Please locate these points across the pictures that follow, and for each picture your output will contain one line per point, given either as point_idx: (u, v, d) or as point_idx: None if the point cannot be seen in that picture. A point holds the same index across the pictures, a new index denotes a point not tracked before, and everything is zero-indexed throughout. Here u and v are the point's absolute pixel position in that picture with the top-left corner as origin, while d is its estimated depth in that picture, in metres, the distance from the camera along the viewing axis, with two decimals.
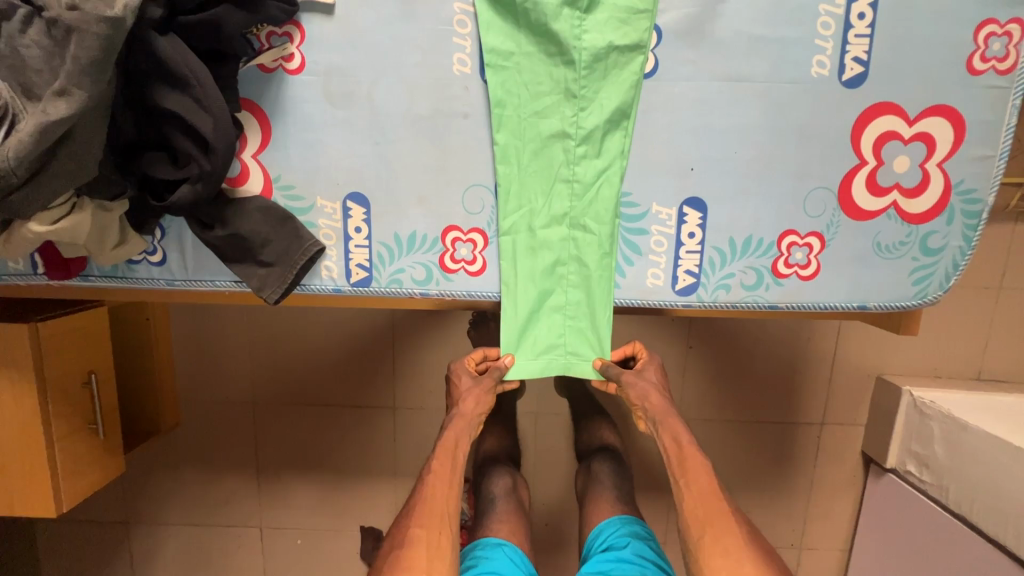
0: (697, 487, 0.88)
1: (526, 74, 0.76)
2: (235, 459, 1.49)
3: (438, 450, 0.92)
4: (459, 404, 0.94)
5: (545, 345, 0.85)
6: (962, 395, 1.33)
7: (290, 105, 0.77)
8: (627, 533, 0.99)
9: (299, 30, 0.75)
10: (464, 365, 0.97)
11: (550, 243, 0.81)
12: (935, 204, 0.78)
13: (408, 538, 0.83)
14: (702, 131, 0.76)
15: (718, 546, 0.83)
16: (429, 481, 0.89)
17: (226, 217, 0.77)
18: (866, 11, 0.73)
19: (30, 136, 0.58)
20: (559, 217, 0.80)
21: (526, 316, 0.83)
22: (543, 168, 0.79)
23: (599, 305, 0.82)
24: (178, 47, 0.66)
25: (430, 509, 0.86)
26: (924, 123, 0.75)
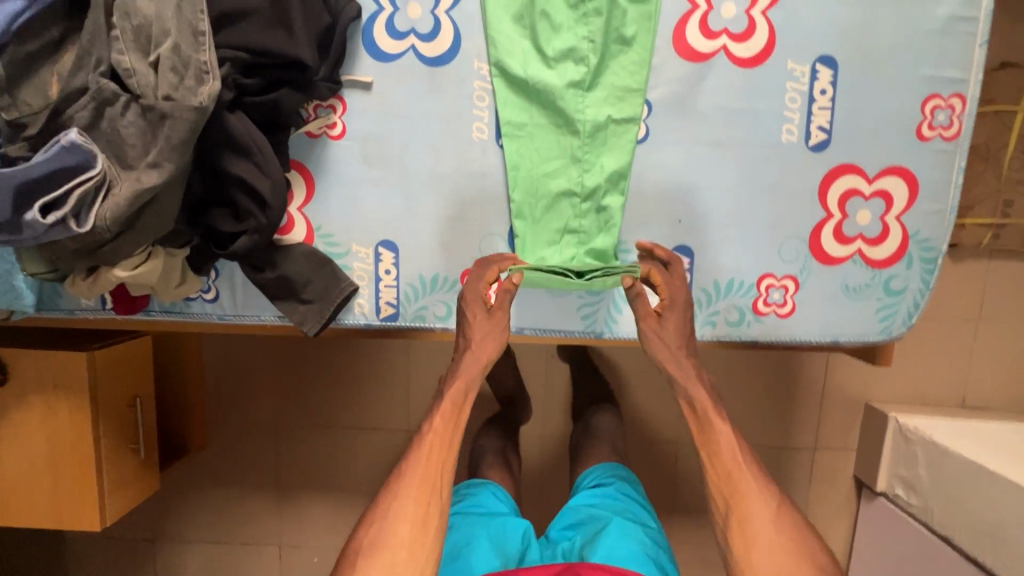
0: (723, 466, 0.80)
1: (539, 141, 0.88)
2: (259, 479, 1.57)
3: (445, 404, 0.84)
4: (473, 343, 0.87)
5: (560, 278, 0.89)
6: (946, 421, 1.40)
7: (331, 165, 0.90)
8: (613, 475, 1.12)
9: (341, 103, 0.88)
10: (478, 296, 0.86)
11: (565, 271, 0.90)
12: (896, 250, 0.88)
13: (393, 510, 0.77)
14: (689, 188, 0.88)
15: (745, 525, 0.77)
16: (424, 443, 0.81)
17: (275, 261, 0.89)
18: (827, 87, 0.85)
19: (126, 200, 0.71)
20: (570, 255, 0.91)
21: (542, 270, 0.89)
22: (553, 219, 0.90)
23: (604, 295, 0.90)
24: (243, 127, 0.78)
25: (420, 478, 0.79)
26: (881, 181, 0.87)
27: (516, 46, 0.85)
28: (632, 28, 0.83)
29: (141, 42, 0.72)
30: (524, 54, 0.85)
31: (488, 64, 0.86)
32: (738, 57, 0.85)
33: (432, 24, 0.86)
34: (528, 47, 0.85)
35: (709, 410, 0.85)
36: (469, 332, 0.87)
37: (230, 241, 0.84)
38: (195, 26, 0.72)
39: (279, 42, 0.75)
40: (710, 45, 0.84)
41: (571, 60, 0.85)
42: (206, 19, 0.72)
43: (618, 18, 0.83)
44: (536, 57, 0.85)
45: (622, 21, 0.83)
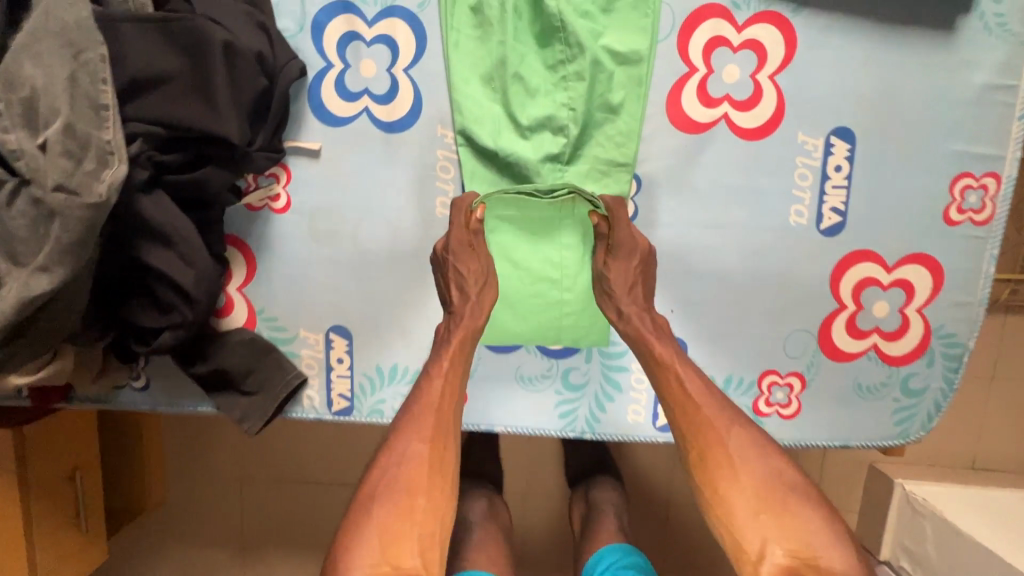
0: (687, 406, 0.68)
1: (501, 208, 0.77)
2: (221, 540, 1.47)
3: (452, 345, 0.71)
4: (464, 280, 0.73)
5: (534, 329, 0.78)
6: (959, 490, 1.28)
7: (275, 242, 0.79)
8: (628, 561, 0.86)
9: (285, 171, 0.77)
10: (458, 240, 0.73)
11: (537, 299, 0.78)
12: (916, 346, 0.78)
13: (401, 456, 0.65)
14: (682, 274, 0.77)
15: (717, 463, 0.65)
16: (425, 388, 0.69)
17: (208, 353, 0.78)
18: (843, 163, 0.74)
19: (12, 307, 0.60)
20: (544, 280, 0.79)
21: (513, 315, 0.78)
22: (520, 255, 0.78)
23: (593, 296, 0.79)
24: (160, 211, 0.66)
25: (430, 425, 0.67)
26: (902, 270, 0.76)
27: (485, 112, 0.73)
28: (620, 94, 0.72)
29: (30, 118, 0.59)
30: (494, 122, 0.74)
31: (454, 132, 0.74)
32: (741, 128, 0.73)
33: (388, 84, 0.74)
34: (499, 113, 0.74)
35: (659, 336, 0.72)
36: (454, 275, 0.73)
37: (151, 336, 0.72)
38: (94, 99, 0.60)
39: (201, 117, 0.64)
40: (710, 114, 0.73)
41: (549, 129, 0.74)
42: (109, 90, 0.60)
43: (603, 82, 0.72)
44: (508, 124, 0.74)
45: (607, 85, 0.72)
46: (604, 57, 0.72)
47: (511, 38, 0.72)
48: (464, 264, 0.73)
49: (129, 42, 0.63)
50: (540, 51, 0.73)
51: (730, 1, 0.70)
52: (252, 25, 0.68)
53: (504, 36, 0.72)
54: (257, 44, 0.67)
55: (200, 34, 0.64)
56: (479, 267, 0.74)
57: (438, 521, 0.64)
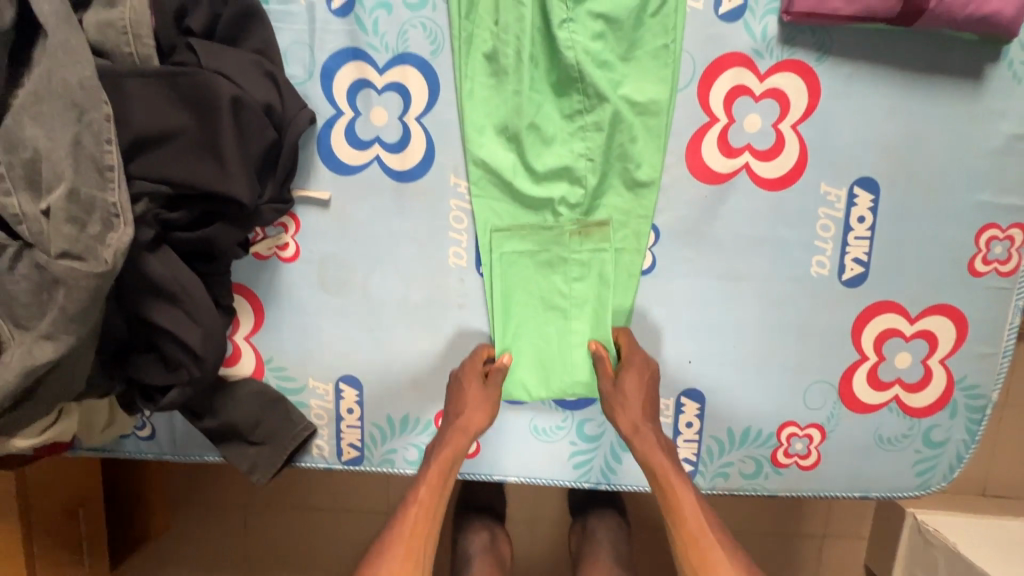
0: (690, 530, 0.65)
1: (509, 245, 0.73)
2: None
3: (431, 474, 0.70)
4: (457, 415, 0.72)
5: (542, 371, 0.76)
6: (983, 520, 1.18)
7: (283, 291, 0.77)
8: None
9: (294, 221, 0.75)
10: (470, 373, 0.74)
11: (546, 331, 0.76)
12: (938, 397, 0.76)
13: None
14: (700, 325, 0.75)
15: None
16: (401, 518, 0.67)
17: (217, 407, 0.76)
18: (866, 214, 0.72)
19: (15, 375, 0.58)
20: (554, 313, 0.75)
21: (521, 361, 0.76)
22: (532, 282, 0.75)
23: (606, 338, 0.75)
24: (167, 269, 0.65)
25: (400, 564, 0.64)
26: (925, 321, 0.74)
27: (500, 161, 0.72)
28: (639, 145, 0.70)
29: (33, 180, 0.57)
30: (509, 171, 0.72)
31: (468, 179, 0.73)
32: (762, 178, 0.71)
33: (400, 132, 0.72)
34: (515, 162, 0.72)
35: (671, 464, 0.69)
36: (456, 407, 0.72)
37: (159, 393, 0.70)
38: (99, 160, 0.58)
39: (209, 175, 0.62)
40: (730, 164, 0.71)
41: (565, 179, 0.72)
42: (115, 151, 0.59)
43: (623, 131, 0.70)
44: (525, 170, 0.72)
45: (626, 136, 0.70)
46: (622, 106, 0.70)
47: (527, 86, 0.70)
48: (458, 394, 0.73)
49: (136, 99, 0.61)
50: (556, 100, 0.71)
51: (753, 50, 0.68)
52: (261, 75, 0.66)
53: (519, 85, 0.70)
54: (265, 96, 0.65)
55: (208, 90, 0.62)
56: (481, 394, 0.73)
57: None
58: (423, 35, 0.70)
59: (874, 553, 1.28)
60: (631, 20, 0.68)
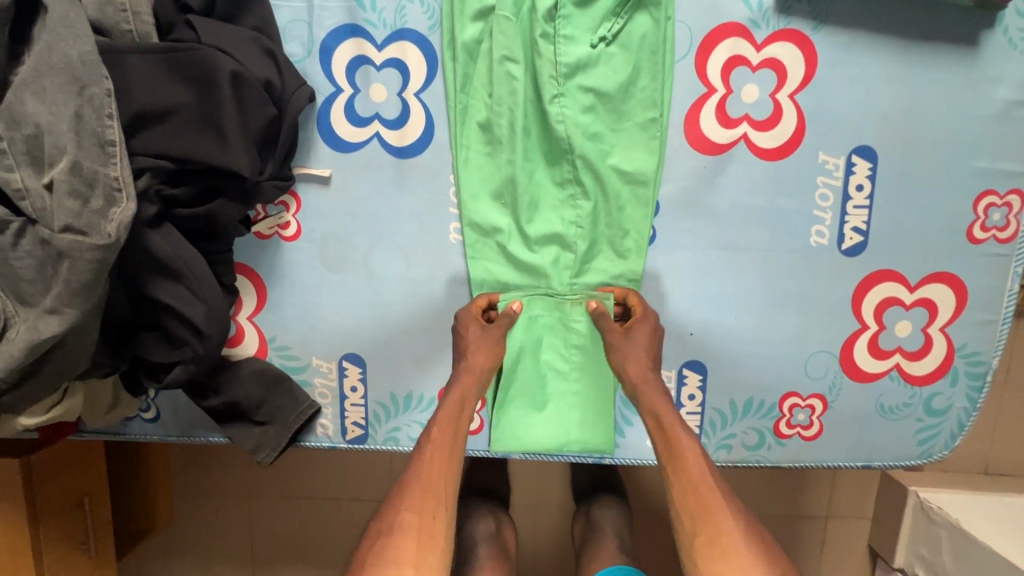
0: (689, 482, 0.62)
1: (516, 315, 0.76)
2: (222, 567, 1.30)
3: (444, 410, 0.67)
4: (466, 358, 0.72)
5: (544, 424, 0.77)
6: (987, 497, 1.18)
7: (285, 269, 0.77)
8: None
9: (295, 199, 0.75)
10: (471, 318, 0.73)
11: (542, 391, 0.78)
12: (939, 366, 0.77)
13: (393, 527, 0.59)
14: (701, 298, 0.76)
15: (716, 548, 0.58)
16: (424, 455, 0.64)
17: (220, 385, 0.76)
18: (864, 182, 0.72)
19: (20, 351, 0.58)
20: (553, 376, 0.77)
21: (521, 415, 0.78)
22: (529, 343, 0.77)
23: (605, 398, 0.77)
24: (169, 244, 0.65)
25: (423, 489, 0.61)
26: (925, 289, 0.75)
27: (494, 227, 0.74)
28: (625, 200, 0.73)
29: (35, 156, 0.57)
30: (502, 235, 0.74)
31: (463, 239, 0.75)
32: (761, 148, 0.72)
33: (399, 109, 0.72)
34: (509, 227, 0.74)
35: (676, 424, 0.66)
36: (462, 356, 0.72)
37: (164, 371, 0.71)
38: (101, 135, 0.58)
39: (210, 150, 0.62)
40: (728, 134, 0.71)
41: (556, 244, 0.75)
42: (116, 126, 0.59)
43: (619, 103, 0.71)
44: (523, 149, 0.72)
45: (618, 178, 0.72)
46: (610, 175, 0.72)
47: (520, 157, 0.72)
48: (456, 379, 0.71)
49: (135, 76, 0.61)
50: (547, 168, 0.74)
51: (749, 19, 0.69)
52: (259, 52, 0.67)
53: (513, 154, 0.72)
54: (265, 73, 0.66)
55: (208, 65, 0.62)
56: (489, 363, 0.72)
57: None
58: (421, 10, 0.70)
59: (878, 532, 1.28)
60: (619, 92, 0.71)
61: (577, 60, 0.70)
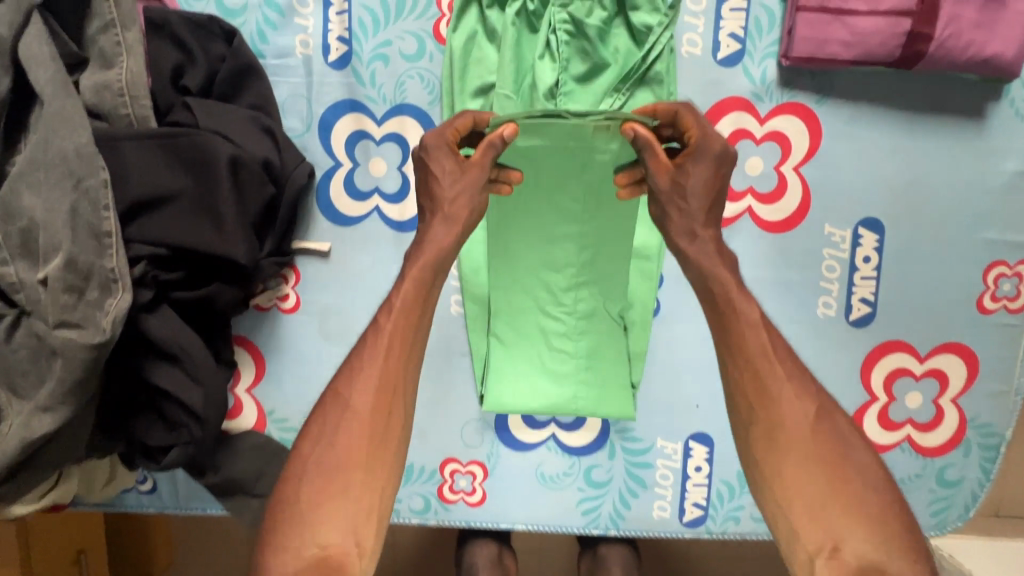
0: (748, 367, 0.55)
1: (529, 259, 0.73)
2: None
3: (407, 285, 0.56)
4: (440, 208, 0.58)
5: (542, 335, 0.75)
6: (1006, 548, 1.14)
7: (284, 341, 0.76)
8: None
9: (294, 271, 0.74)
10: (446, 142, 0.57)
11: (539, 306, 0.75)
12: (951, 437, 0.75)
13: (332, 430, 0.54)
14: (707, 369, 0.74)
15: (777, 462, 0.53)
16: (370, 347, 0.56)
17: (219, 461, 0.74)
18: (871, 254, 0.71)
19: (14, 449, 0.56)
20: (545, 297, 0.74)
21: (513, 327, 0.76)
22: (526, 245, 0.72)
23: (614, 319, 0.74)
24: (165, 330, 0.63)
25: (374, 388, 0.54)
26: (935, 360, 0.73)
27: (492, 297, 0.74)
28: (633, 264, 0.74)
29: (29, 248, 0.57)
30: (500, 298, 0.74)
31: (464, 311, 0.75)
32: (765, 220, 0.71)
33: (399, 183, 0.71)
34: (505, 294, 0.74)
35: (732, 293, 0.57)
36: (436, 192, 0.57)
37: (160, 452, 0.69)
38: (96, 227, 0.57)
39: (207, 237, 0.61)
40: (733, 207, 0.70)
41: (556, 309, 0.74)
42: (112, 216, 0.58)
43: None
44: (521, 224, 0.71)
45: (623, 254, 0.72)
46: (614, 255, 0.71)
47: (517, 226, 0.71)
48: (425, 241, 0.57)
49: (133, 162, 0.61)
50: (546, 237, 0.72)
51: (753, 93, 0.68)
52: (258, 132, 0.66)
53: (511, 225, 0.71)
54: (263, 152, 0.65)
55: (205, 150, 0.61)
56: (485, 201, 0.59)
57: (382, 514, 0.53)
58: (421, 86, 0.69)
59: None
60: None
61: (586, 67, 0.68)
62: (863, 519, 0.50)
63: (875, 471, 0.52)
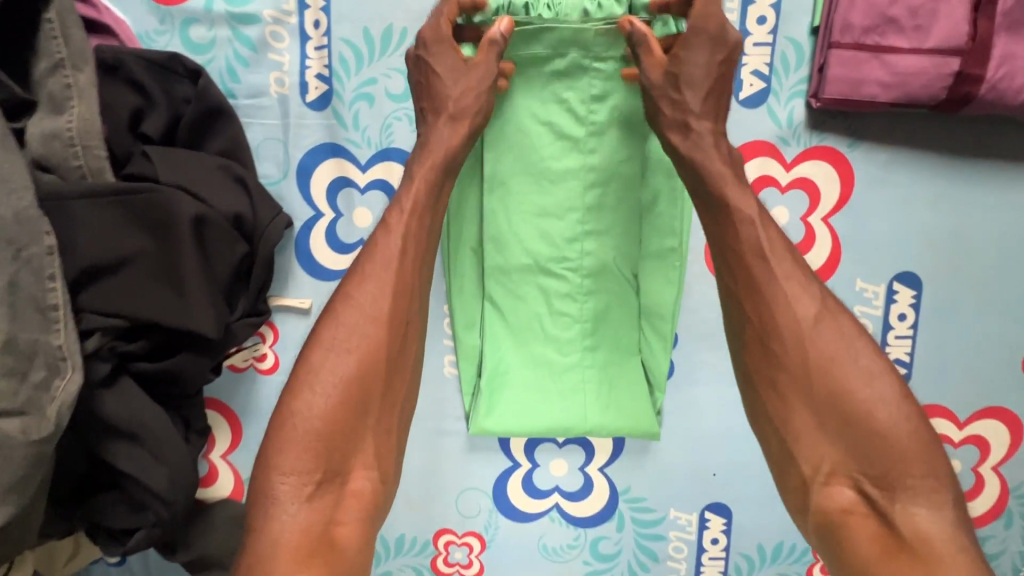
0: (745, 277, 0.49)
1: (530, 199, 0.63)
2: None
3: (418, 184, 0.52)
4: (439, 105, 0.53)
5: (544, 328, 0.66)
6: None
7: (262, 404, 0.70)
8: None
9: (272, 329, 0.68)
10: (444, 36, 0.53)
11: (538, 296, 0.65)
12: (991, 508, 0.69)
13: (326, 365, 0.48)
14: (725, 434, 0.68)
15: (781, 399, 0.48)
16: (370, 267, 0.50)
17: (191, 538, 0.67)
18: (907, 311, 0.65)
19: None
20: (544, 284, 0.65)
21: (510, 322, 0.66)
22: (518, 229, 0.63)
23: (626, 341, 0.66)
24: (123, 409, 0.57)
25: (377, 312, 0.49)
26: (975, 425, 0.67)
27: (479, 317, 0.66)
28: (642, 311, 0.66)
29: None
30: (491, 304, 0.66)
31: (459, 374, 0.68)
32: None
33: None
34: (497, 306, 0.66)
35: (728, 190, 0.51)
36: (437, 89, 0.53)
37: (125, 533, 0.63)
38: (40, 300, 0.50)
39: (168, 309, 0.55)
40: None
41: (561, 321, 0.65)
42: (60, 287, 0.52)
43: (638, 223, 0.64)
44: (511, 222, 0.63)
45: (635, 299, 0.66)
46: (626, 296, 0.66)
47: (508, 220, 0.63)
48: (429, 144, 0.53)
49: (83, 223, 0.54)
50: (541, 230, 0.63)
51: (778, 137, 0.61)
52: (228, 182, 0.60)
53: (501, 225, 0.63)
54: (234, 205, 0.59)
55: (166, 210, 0.55)
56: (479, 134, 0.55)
57: (394, 453, 0.49)
58: (409, 127, 0.62)
59: None
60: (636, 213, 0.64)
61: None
62: (866, 439, 0.45)
63: (889, 393, 0.45)
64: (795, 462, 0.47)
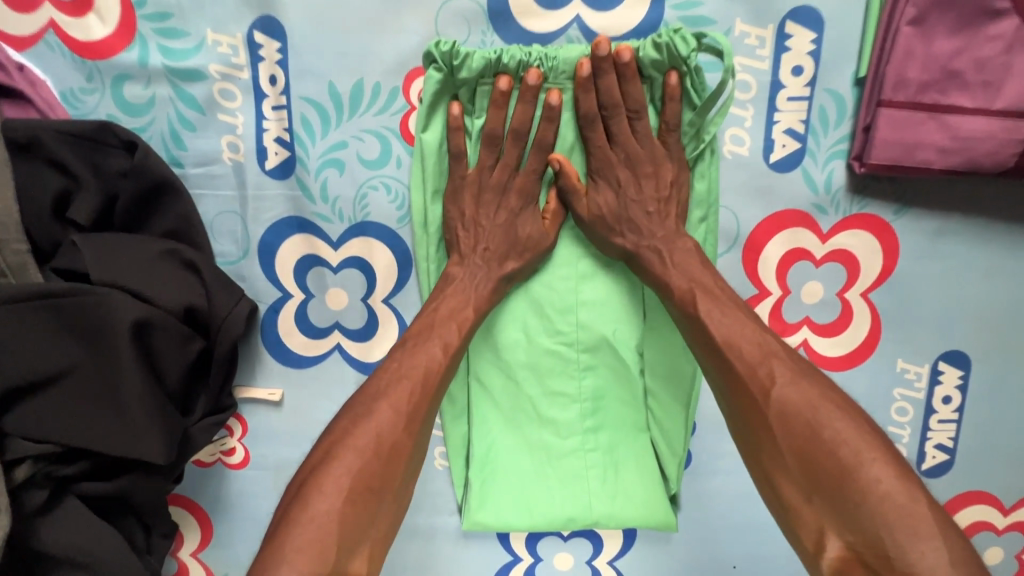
0: (735, 327, 0.48)
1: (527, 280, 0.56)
2: None
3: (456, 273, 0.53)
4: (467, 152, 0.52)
5: (542, 417, 0.58)
6: None
7: (232, 501, 0.62)
8: None
9: (241, 422, 0.60)
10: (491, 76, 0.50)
11: (536, 382, 0.57)
12: None
13: (343, 446, 0.45)
14: (746, 526, 0.62)
15: (782, 452, 0.45)
16: (402, 351, 0.50)
17: None
18: (952, 393, 0.58)
19: None
20: (543, 370, 0.57)
21: (503, 408, 0.58)
22: (510, 308, 0.56)
23: (634, 426, 0.58)
24: (67, 539, 0.49)
25: (406, 393, 0.48)
26: (1021, 512, 0.60)
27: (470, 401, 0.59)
28: (652, 396, 0.58)
29: None
30: (483, 390, 0.58)
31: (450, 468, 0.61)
32: (825, 357, 0.57)
33: (364, 318, 0.57)
34: (491, 391, 0.58)
35: (703, 289, 0.50)
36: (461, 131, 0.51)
37: None
38: None
39: (110, 428, 0.47)
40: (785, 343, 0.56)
41: (561, 408, 0.57)
42: None
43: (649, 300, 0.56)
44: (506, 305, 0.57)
45: (644, 382, 0.58)
46: (634, 381, 0.57)
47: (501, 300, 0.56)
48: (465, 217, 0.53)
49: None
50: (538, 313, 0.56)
51: (813, 205, 0.53)
52: (177, 270, 0.51)
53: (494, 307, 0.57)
54: (185, 297, 0.50)
55: (101, 312, 0.47)
56: (501, 188, 0.53)
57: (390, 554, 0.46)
58: (387, 198, 0.54)
59: None
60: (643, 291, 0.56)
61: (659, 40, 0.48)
62: (857, 507, 0.41)
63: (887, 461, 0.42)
64: (797, 537, 0.44)
